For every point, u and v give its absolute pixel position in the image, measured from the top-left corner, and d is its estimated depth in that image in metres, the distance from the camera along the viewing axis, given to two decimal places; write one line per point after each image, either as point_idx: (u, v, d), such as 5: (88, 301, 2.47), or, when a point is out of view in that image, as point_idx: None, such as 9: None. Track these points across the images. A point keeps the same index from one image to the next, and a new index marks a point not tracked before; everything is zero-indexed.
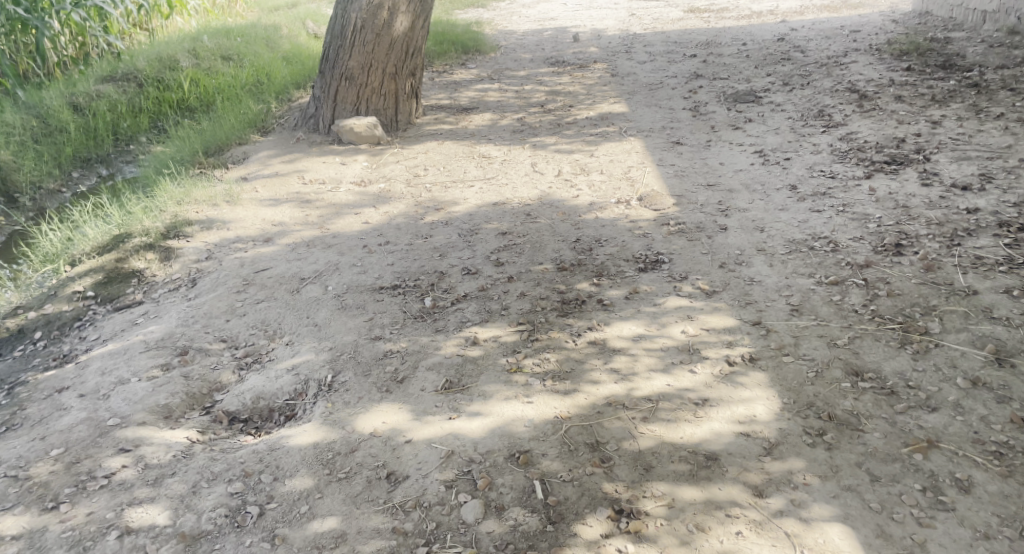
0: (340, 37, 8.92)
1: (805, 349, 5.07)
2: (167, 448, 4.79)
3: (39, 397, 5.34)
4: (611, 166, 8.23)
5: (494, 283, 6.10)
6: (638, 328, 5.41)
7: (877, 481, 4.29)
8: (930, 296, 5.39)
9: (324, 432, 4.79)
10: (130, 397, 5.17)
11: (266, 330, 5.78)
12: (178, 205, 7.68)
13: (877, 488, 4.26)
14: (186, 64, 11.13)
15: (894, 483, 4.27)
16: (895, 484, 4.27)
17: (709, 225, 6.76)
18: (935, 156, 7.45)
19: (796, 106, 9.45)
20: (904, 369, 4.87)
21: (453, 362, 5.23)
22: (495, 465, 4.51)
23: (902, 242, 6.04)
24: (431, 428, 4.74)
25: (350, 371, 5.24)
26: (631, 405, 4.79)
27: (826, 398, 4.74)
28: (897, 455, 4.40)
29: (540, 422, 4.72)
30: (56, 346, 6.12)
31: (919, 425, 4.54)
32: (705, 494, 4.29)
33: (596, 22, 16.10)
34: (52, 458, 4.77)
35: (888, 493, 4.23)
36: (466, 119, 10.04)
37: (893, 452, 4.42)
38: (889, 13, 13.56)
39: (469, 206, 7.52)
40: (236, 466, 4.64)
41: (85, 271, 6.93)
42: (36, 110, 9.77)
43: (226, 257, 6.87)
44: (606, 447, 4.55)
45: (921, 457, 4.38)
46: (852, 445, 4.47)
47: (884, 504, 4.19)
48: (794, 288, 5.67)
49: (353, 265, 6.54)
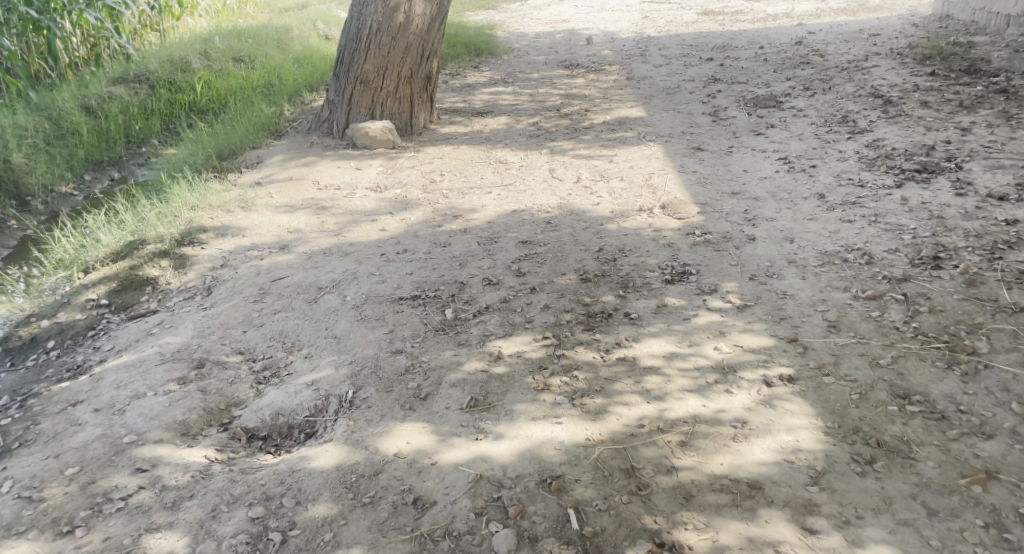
0: (355, 40, 8.75)
1: (847, 369, 4.88)
2: (185, 469, 4.62)
3: (53, 411, 5.17)
4: (631, 172, 8.05)
5: (517, 294, 5.93)
6: (669, 344, 5.24)
7: (935, 516, 4.09)
8: (975, 313, 5.20)
9: (346, 453, 4.61)
10: (146, 413, 5.00)
11: (284, 342, 5.61)
12: (192, 210, 7.52)
13: (934, 524, 4.07)
14: (198, 65, 10.98)
15: (953, 518, 4.08)
16: (956, 519, 4.08)
17: (736, 235, 6.57)
18: (968, 164, 7.25)
19: (819, 111, 9.25)
20: (954, 393, 4.67)
21: (478, 378, 5.05)
22: (526, 491, 4.33)
23: (941, 255, 5.85)
24: (458, 449, 4.56)
25: (372, 386, 5.06)
26: (667, 428, 4.61)
27: (872, 422, 4.55)
28: (954, 487, 4.21)
29: (572, 445, 4.53)
30: (69, 356, 5.97)
31: (975, 454, 4.35)
32: (751, 528, 4.11)
33: (608, 25, 15.90)
34: (66, 478, 4.61)
35: (948, 530, 4.04)
36: (481, 123, 9.87)
37: (949, 483, 4.22)
38: (909, 16, 13.33)
39: (487, 213, 7.35)
40: (257, 489, 4.47)
41: (99, 278, 6.78)
42: (48, 112, 9.62)
43: (242, 265, 6.71)
44: (643, 473, 4.37)
45: (980, 489, 4.19)
46: (904, 474, 4.28)
47: (944, 541, 4.00)
48: (830, 303, 5.49)
49: (371, 274, 6.37)
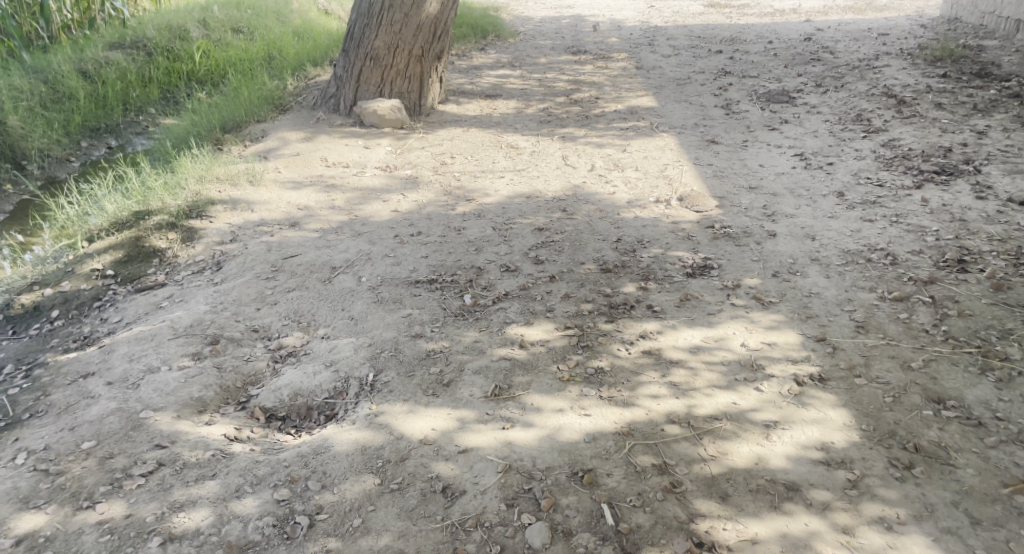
0: (367, 16, 8.58)
1: (878, 371, 4.83)
2: (205, 447, 4.51)
3: (63, 382, 5.03)
4: (645, 162, 7.95)
5: (536, 282, 5.82)
6: (695, 338, 5.16)
7: (979, 525, 4.05)
8: (1005, 319, 5.15)
9: (371, 436, 4.51)
10: (161, 388, 4.86)
11: (299, 321, 5.49)
12: (200, 182, 7.37)
13: (978, 533, 4.02)
14: (197, 34, 10.81)
15: (997, 528, 4.04)
16: (1000, 529, 4.04)
17: (757, 230, 6.49)
18: (986, 168, 7.18)
19: (832, 108, 9.17)
20: (989, 399, 4.62)
21: (502, 366, 4.96)
22: (558, 483, 4.26)
23: (966, 258, 5.80)
24: (486, 439, 4.48)
25: (393, 370, 4.95)
26: (697, 425, 4.54)
27: (908, 426, 4.49)
28: (996, 495, 4.16)
29: (602, 438, 4.46)
30: (75, 326, 5.84)
31: (1015, 463, 4.30)
32: (791, 530, 4.07)
33: (614, 12, 15.73)
34: (83, 452, 4.48)
35: (993, 539, 4.00)
36: (490, 106, 9.73)
37: (991, 491, 4.18)
38: (916, 18, 13.23)
39: (500, 198, 7.23)
40: (281, 470, 4.37)
41: (104, 248, 6.66)
42: (43, 75, 9.43)
43: (252, 240, 6.59)
44: (677, 470, 4.31)
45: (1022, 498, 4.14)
46: (944, 481, 4.23)
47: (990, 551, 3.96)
48: (857, 302, 5.43)
49: (385, 256, 6.25)
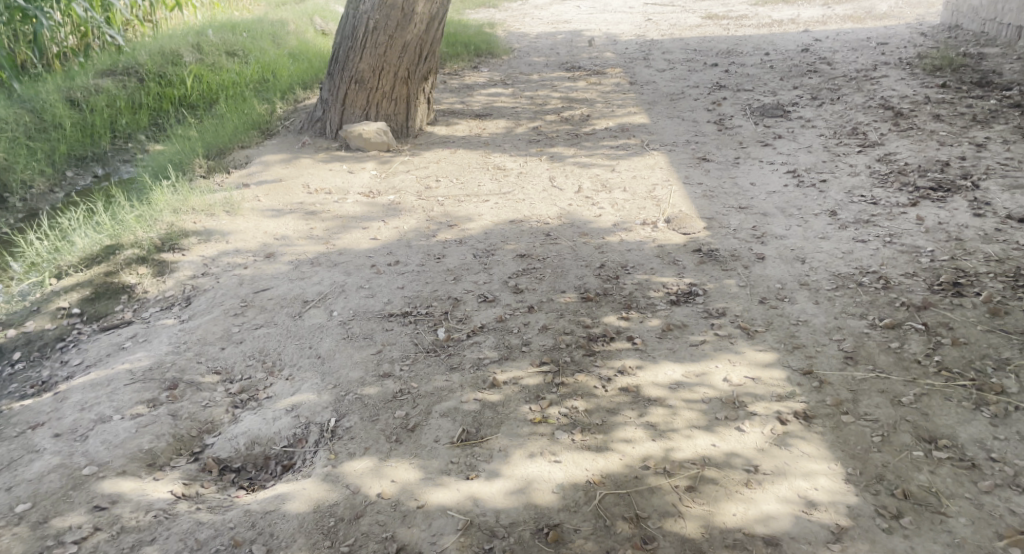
0: (351, 38, 8.39)
1: (866, 407, 4.58)
2: (148, 508, 4.28)
3: (11, 434, 4.82)
4: (634, 182, 7.72)
5: (513, 313, 5.59)
6: (676, 372, 4.91)
7: None
8: (1002, 347, 4.89)
9: (325, 492, 4.29)
10: (110, 440, 4.65)
11: (264, 361, 5.27)
12: (175, 214, 7.16)
13: None
14: (190, 58, 10.65)
15: None
16: None
17: (744, 253, 6.24)
18: (984, 182, 6.92)
19: (827, 122, 8.92)
20: (984, 438, 4.36)
21: (471, 408, 4.72)
22: (521, 541, 4.02)
23: (961, 281, 5.54)
24: (448, 491, 4.24)
25: (356, 415, 4.73)
26: (673, 471, 4.29)
27: (897, 469, 4.24)
28: (990, 548, 3.90)
29: (570, 488, 4.23)
30: (35, 370, 5.64)
31: (1011, 510, 4.03)
32: None
33: (611, 26, 15.53)
34: (16, 516, 4.26)
35: None
36: (479, 126, 9.52)
37: (984, 544, 3.92)
38: (917, 25, 12.99)
39: (484, 223, 7.00)
40: (225, 533, 4.14)
41: (73, 285, 6.46)
42: (30, 104, 9.29)
43: (224, 274, 6.38)
44: (648, 524, 4.07)
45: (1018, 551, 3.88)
46: (934, 532, 3.97)
47: None
48: (847, 331, 5.17)
49: (360, 288, 6.03)
